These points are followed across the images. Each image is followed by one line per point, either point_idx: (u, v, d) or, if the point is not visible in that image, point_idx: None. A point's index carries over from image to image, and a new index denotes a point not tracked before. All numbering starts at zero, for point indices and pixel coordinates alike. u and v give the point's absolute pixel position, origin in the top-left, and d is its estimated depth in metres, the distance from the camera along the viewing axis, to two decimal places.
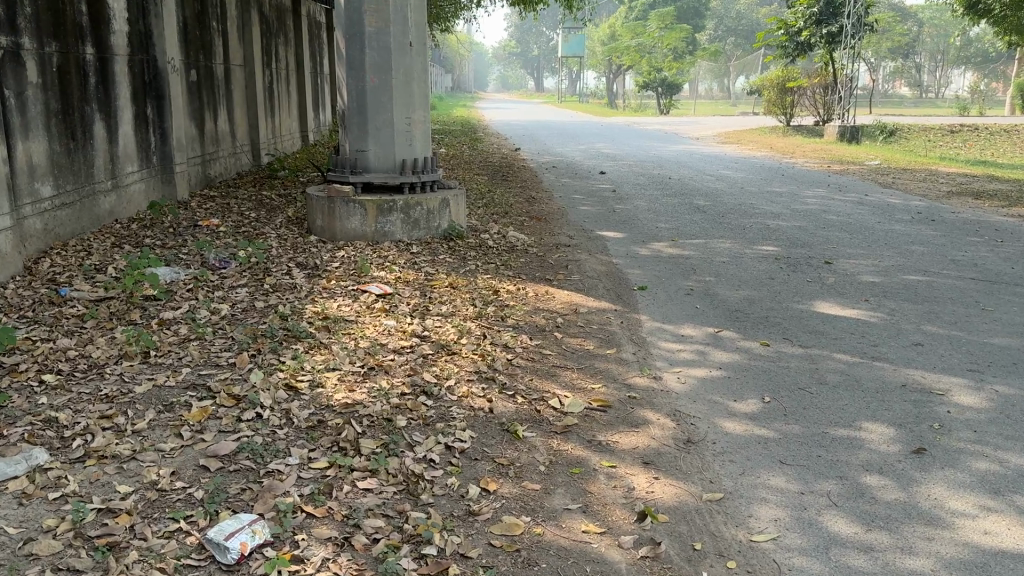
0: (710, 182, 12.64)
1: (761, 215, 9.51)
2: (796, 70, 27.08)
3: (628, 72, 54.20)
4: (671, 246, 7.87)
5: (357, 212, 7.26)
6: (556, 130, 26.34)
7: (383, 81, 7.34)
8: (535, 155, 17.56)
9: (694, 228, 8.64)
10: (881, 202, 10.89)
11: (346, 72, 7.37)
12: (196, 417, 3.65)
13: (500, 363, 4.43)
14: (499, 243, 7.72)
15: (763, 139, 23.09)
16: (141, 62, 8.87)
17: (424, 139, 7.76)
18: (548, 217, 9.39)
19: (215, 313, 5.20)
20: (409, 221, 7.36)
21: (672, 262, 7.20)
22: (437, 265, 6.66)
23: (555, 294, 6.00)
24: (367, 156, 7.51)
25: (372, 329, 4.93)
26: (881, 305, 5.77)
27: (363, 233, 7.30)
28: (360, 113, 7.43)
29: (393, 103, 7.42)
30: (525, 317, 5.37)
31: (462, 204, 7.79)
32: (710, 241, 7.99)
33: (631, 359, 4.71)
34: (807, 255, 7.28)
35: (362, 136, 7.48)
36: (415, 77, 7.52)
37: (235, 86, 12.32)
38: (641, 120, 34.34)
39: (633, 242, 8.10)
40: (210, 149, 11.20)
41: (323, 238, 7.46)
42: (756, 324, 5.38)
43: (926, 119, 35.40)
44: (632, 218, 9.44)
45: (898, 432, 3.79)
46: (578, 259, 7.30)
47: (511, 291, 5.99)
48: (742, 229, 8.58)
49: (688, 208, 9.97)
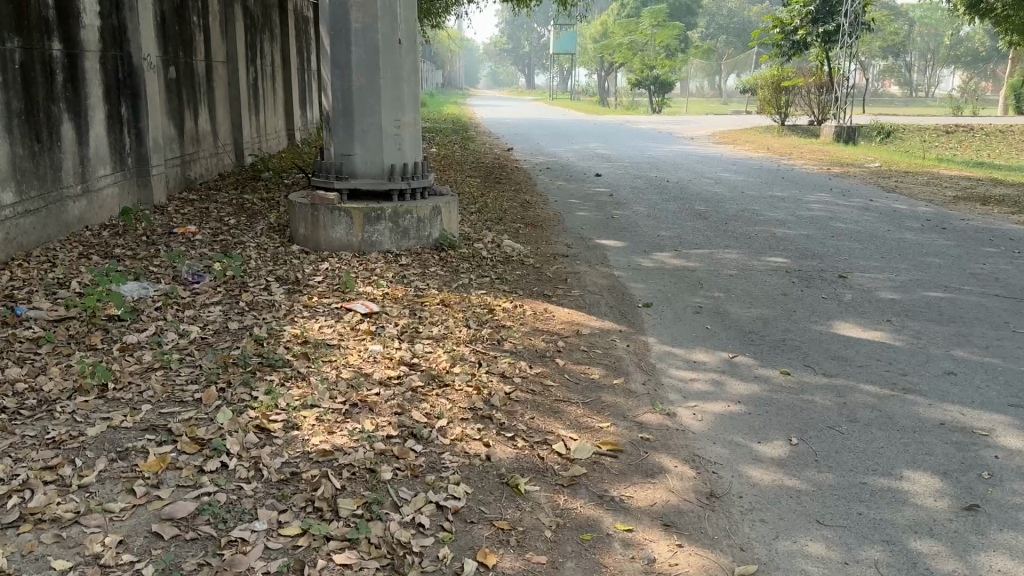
0: (710, 185, 12.25)
1: (766, 222, 9.10)
2: (791, 69, 26.72)
3: (620, 69, 53.75)
4: (674, 257, 7.46)
5: (343, 220, 6.81)
6: (548, 129, 25.91)
7: (371, 81, 6.90)
8: (528, 155, 17.13)
9: (697, 237, 8.23)
10: (888, 208, 10.50)
11: (331, 71, 6.93)
12: (153, 468, 3.22)
13: (497, 397, 4.01)
14: (494, 254, 7.28)
15: (759, 139, 22.72)
16: (114, 59, 8.41)
17: (415, 142, 7.32)
18: (544, 224, 8.96)
19: (184, 337, 4.77)
20: (398, 230, 6.92)
21: (677, 275, 6.79)
22: (427, 279, 6.23)
23: (554, 312, 5.58)
24: (354, 160, 7.07)
25: (356, 355, 4.49)
26: (906, 326, 5.36)
27: (350, 242, 6.84)
28: (346, 114, 6.99)
29: (382, 104, 6.98)
30: (522, 340, 4.95)
31: (455, 211, 7.35)
32: (715, 251, 7.58)
33: (640, 390, 4.29)
34: (819, 268, 6.88)
35: (348, 139, 7.04)
36: (405, 77, 7.08)
37: (217, 84, 11.85)
38: (635, 119, 33.94)
39: (634, 252, 7.68)
40: (190, 150, 10.73)
41: (306, 247, 7.01)
42: (773, 347, 4.97)
43: (921, 119, 35.09)
44: (632, 225, 9.02)
45: (944, 482, 3.39)
46: (577, 271, 6.88)
47: (508, 309, 5.57)
48: (748, 238, 8.18)
49: (689, 215, 9.56)
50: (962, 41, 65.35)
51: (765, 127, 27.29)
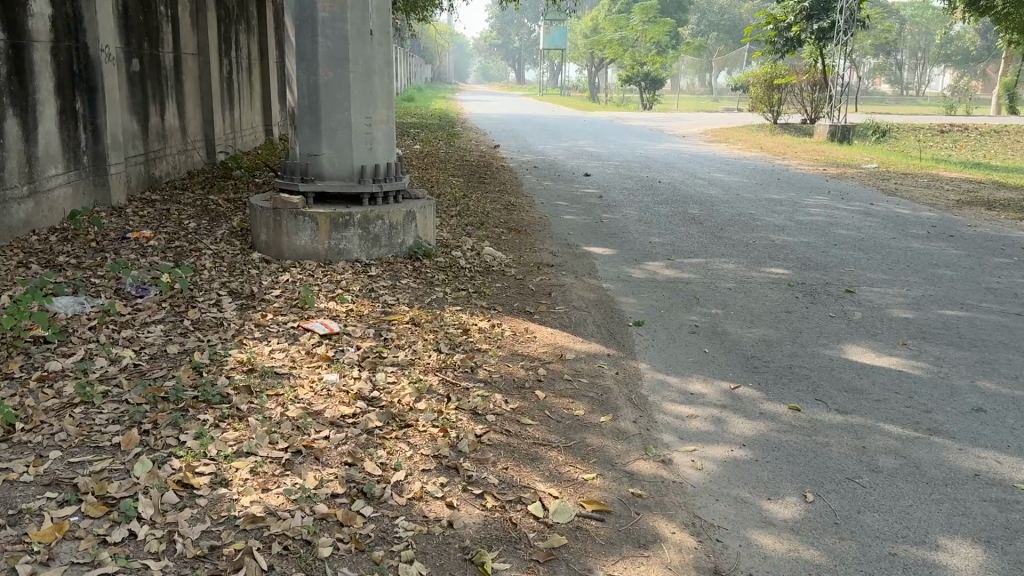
0: (703, 187, 11.74)
1: (763, 229, 8.58)
2: (784, 66, 26.22)
3: (610, 65, 53.17)
4: (666, 267, 6.95)
5: (308, 226, 6.27)
6: (536, 125, 25.36)
7: (339, 75, 6.35)
8: (515, 152, 16.59)
9: (691, 245, 7.71)
10: (890, 213, 10.00)
11: (297, 64, 6.38)
12: (46, 539, 2.68)
13: (465, 441, 3.48)
14: (473, 263, 6.74)
15: (751, 138, 22.22)
16: (69, 49, 7.83)
17: (388, 142, 6.78)
18: (528, 229, 8.43)
19: (115, 364, 4.22)
20: (368, 237, 6.38)
21: (670, 288, 6.28)
22: (397, 293, 5.69)
23: (536, 332, 5.05)
24: (321, 161, 6.52)
25: (308, 387, 3.96)
26: (923, 350, 4.85)
27: (315, 250, 6.31)
28: (313, 111, 6.45)
29: (351, 101, 6.43)
30: (499, 367, 4.42)
31: (431, 218, 6.81)
32: (711, 261, 7.05)
33: (631, 430, 3.76)
34: (823, 281, 6.37)
35: (315, 138, 6.49)
36: (378, 70, 6.53)
37: (186, 77, 11.27)
38: (624, 114, 33.43)
39: (624, 261, 7.15)
40: (156, 147, 10.18)
41: (268, 255, 6.46)
42: (779, 376, 4.46)
43: (914, 118, 34.72)
44: (621, 231, 8.49)
45: (987, 554, 2.87)
46: (563, 283, 6.35)
47: (484, 329, 5.04)
48: (746, 246, 7.66)
49: (682, 219, 9.03)
50: (953, 40, 65.10)
51: (757, 125, 26.82)
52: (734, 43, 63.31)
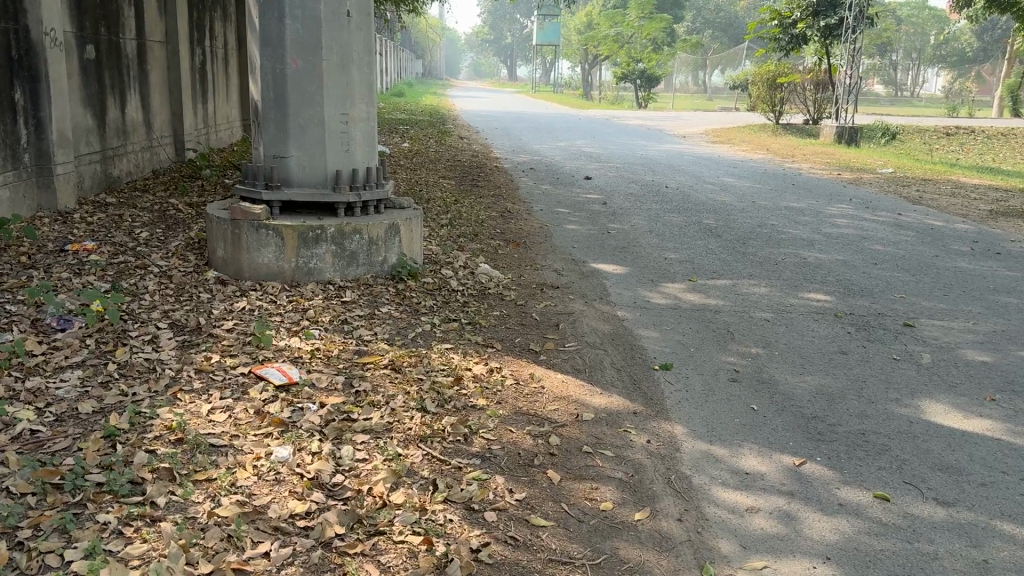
0: (714, 192, 10.86)
1: (790, 243, 7.69)
2: (788, 64, 25.39)
3: (605, 62, 52.29)
4: (688, 290, 6.05)
5: (272, 241, 5.34)
6: (531, 123, 24.43)
7: (310, 64, 5.42)
8: (510, 152, 15.67)
9: (712, 262, 6.81)
10: (923, 225, 9.14)
11: (260, 50, 5.45)
12: None
13: (456, 558, 2.56)
14: (466, 285, 5.82)
15: (756, 139, 21.39)
16: (6, 32, 6.86)
17: (368, 143, 5.85)
18: (528, 241, 7.51)
19: (6, 431, 3.30)
20: (343, 254, 5.45)
21: (697, 317, 5.38)
22: (376, 324, 4.77)
23: (544, 379, 4.13)
24: (289, 164, 5.59)
25: (250, 468, 3.05)
26: (1020, 409, 3.95)
27: (280, 270, 5.38)
28: (279, 106, 5.51)
29: (324, 94, 5.50)
30: (499, 431, 3.50)
31: (419, 231, 5.88)
32: (739, 284, 6.16)
33: (676, 533, 2.85)
34: (874, 311, 5.49)
35: (282, 137, 5.56)
36: (355, 58, 5.60)
37: (153, 67, 10.33)
38: (621, 113, 32.52)
39: (640, 282, 6.24)
40: (115, 143, 9.24)
41: (226, 274, 5.54)
42: (853, 448, 3.56)
43: (916, 119, 34.00)
44: (632, 244, 7.60)
45: None
46: (571, 309, 5.45)
47: (479, 374, 4.13)
48: (775, 264, 6.78)
49: (698, 231, 8.14)
50: (950, 41, 64.50)
51: (759, 125, 25.97)
52: (731, 41, 62.49)
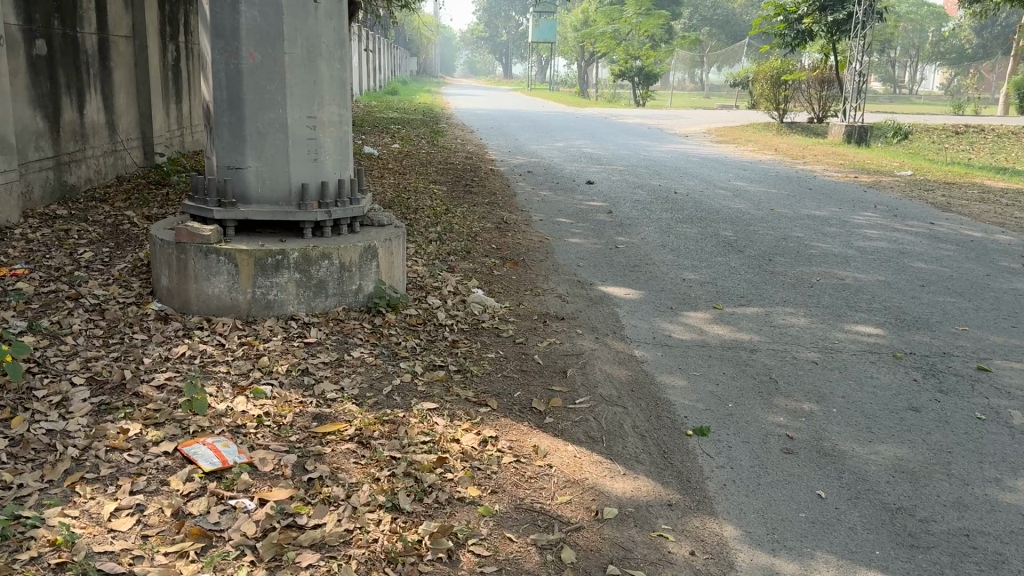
0: (728, 198, 10.00)
1: (822, 260, 6.84)
2: (793, 61, 24.50)
3: (602, 59, 51.32)
4: (715, 320, 5.20)
5: (223, 269, 4.48)
6: (528, 122, 23.56)
7: (269, 58, 4.56)
8: (507, 153, 14.80)
9: (738, 285, 5.96)
10: (961, 236, 8.29)
11: (210, 41, 4.59)
12: None
13: None
14: (456, 317, 4.96)
15: (762, 138, 20.52)
16: None
17: (340, 151, 4.99)
18: (528, 259, 6.66)
19: None
20: (308, 284, 4.59)
21: (730, 357, 4.53)
22: (344, 374, 3.92)
23: (549, 454, 3.28)
24: (246, 176, 4.73)
25: None
26: None
27: (232, 303, 4.53)
28: (233, 109, 4.65)
29: (286, 93, 4.64)
30: (495, 539, 2.66)
31: (400, 254, 5.02)
32: (773, 313, 5.31)
33: None
34: (938, 351, 4.65)
35: (237, 144, 4.69)
36: (325, 51, 4.74)
37: (118, 63, 9.45)
38: (619, 111, 31.63)
39: (658, 311, 5.39)
40: (71, 147, 8.37)
41: (170, 306, 4.68)
42: (960, 558, 2.71)
43: (921, 117, 33.09)
44: (644, 262, 6.74)
45: None
46: (581, 348, 4.60)
47: (469, 446, 3.27)
48: (809, 287, 5.93)
49: (716, 245, 7.28)
50: (948, 39, 63.70)
51: (762, 124, 25.12)
52: (728, 37, 61.56)
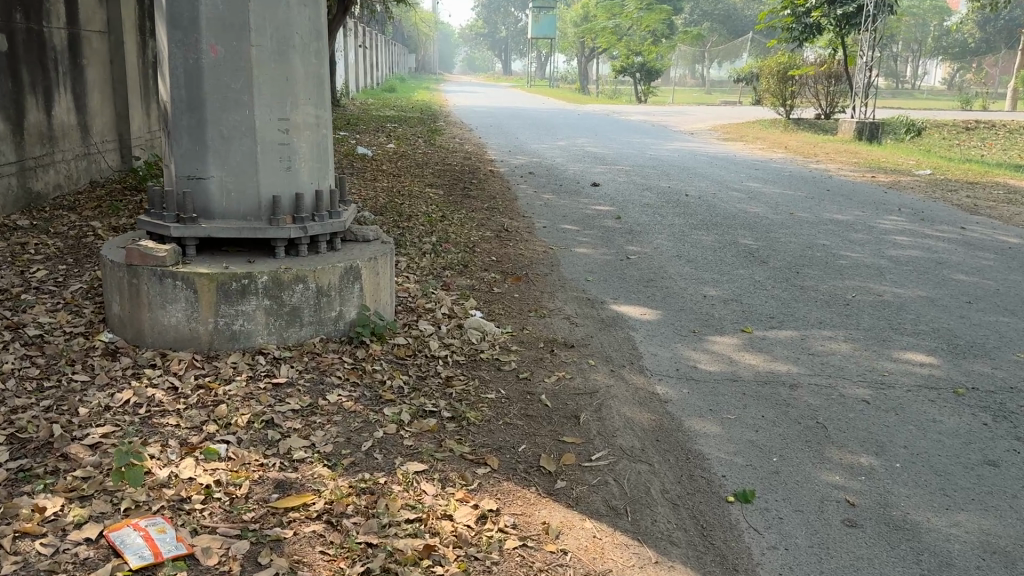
0: (744, 202, 9.38)
1: (854, 272, 6.23)
2: (800, 55, 23.82)
3: (603, 55, 50.66)
4: (744, 346, 4.60)
5: (179, 298, 3.89)
6: (529, 120, 22.93)
7: (234, 53, 3.97)
8: (507, 154, 14.19)
9: (765, 304, 5.35)
10: (998, 242, 7.68)
11: (167, 32, 3.99)
12: None
13: None
14: (451, 346, 4.36)
15: (770, 136, 19.88)
16: None
17: (318, 157, 4.38)
18: (531, 274, 6.05)
19: None
20: (280, 311, 3.99)
21: (766, 395, 3.93)
22: (316, 423, 3.32)
23: (563, 533, 2.68)
24: (209, 187, 4.13)
25: None
26: None
27: (191, 336, 3.93)
28: (193, 110, 4.05)
29: (254, 91, 4.03)
30: None
31: (387, 275, 4.42)
32: (809, 338, 4.71)
33: None
34: (1005, 385, 4.04)
35: (198, 151, 4.10)
36: (300, 43, 4.14)
37: (91, 60, 8.85)
38: (621, 108, 30.98)
39: (679, 336, 4.78)
40: (37, 152, 7.78)
41: (121, 339, 4.10)
42: None
43: (931, 113, 32.30)
44: (659, 275, 6.14)
45: None
46: (595, 384, 3.99)
47: (464, 526, 2.67)
48: (845, 306, 5.33)
49: (737, 255, 6.67)
50: (951, 34, 62.97)
51: (769, 120, 24.42)
52: (730, 32, 60.75)
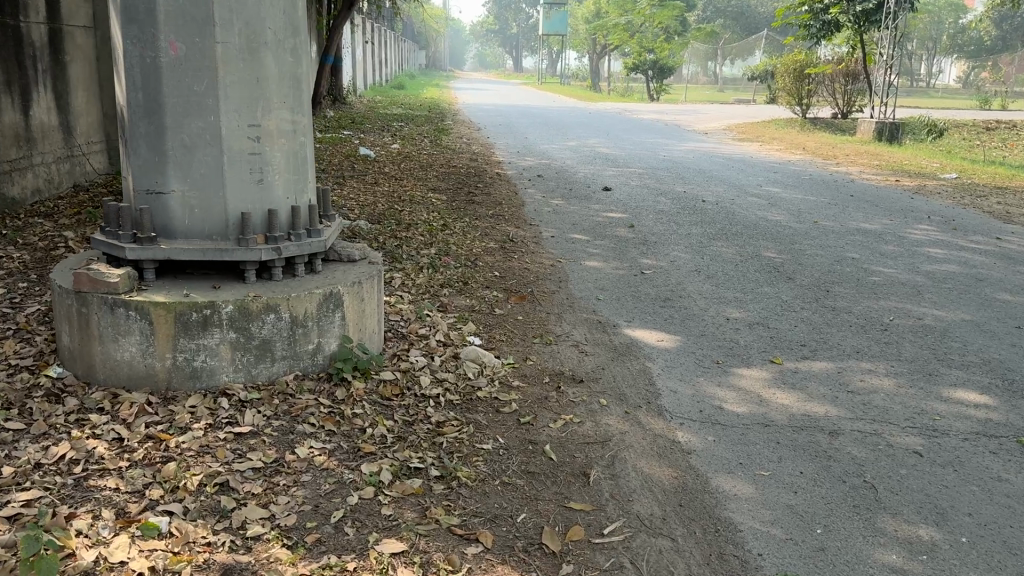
0: (765, 208, 8.86)
1: (890, 290, 5.72)
2: (817, 53, 23.19)
3: (614, 52, 50.07)
4: (774, 380, 4.11)
5: (131, 332, 3.40)
6: (539, 119, 22.41)
7: (197, 50, 3.48)
8: (515, 155, 13.70)
9: (795, 329, 4.84)
10: None
11: (122, 26, 3.51)
12: None
13: None
14: (443, 382, 3.88)
15: (787, 136, 19.31)
16: None
17: (295, 168, 3.89)
18: (536, 291, 5.56)
19: None
20: (247, 345, 3.50)
21: (803, 443, 3.43)
22: (280, 488, 2.84)
23: None
24: (169, 204, 3.65)
25: None
26: None
27: (145, 374, 3.45)
28: (151, 115, 3.57)
29: (220, 95, 3.54)
30: None
31: (372, 302, 3.93)
32: (846, 372, 4.21)
33: None
34: None
35: (157, 162, 3.61)
36: (274, 40, 3.65)
37: (75, 57, 8.39)
38: (633, 107, 30.43)
39: (701, 367, 4.28)
40: (13, 154, 7.33)
41: (71, 376, 3.63)
42: None
43: (950, 112, 31.55)
44: (676, 292, 5.65)
45: None
46: (607, 429, 3.50)
47: None
48: (883, 333, 4.81)
49: (760, 270, 6.16)
50: (967, 31, 62.06)
51: (784, 120, 23.84)
52: (743, 30, 59.97)
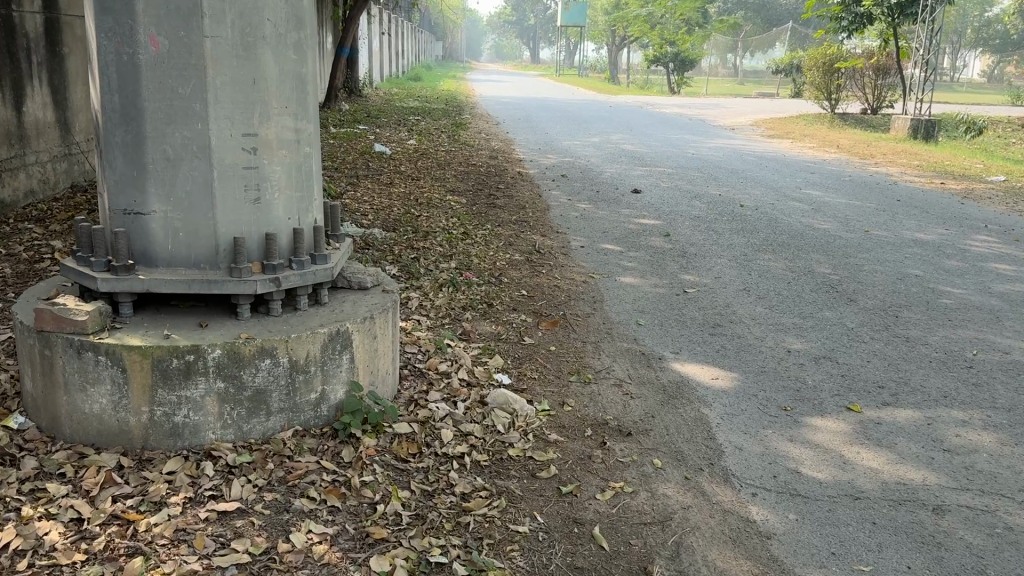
0: (809, 215, 8.22)
1: (966, 317, 5.09)
2: (847, 46, 22.39)
3: (634, 45, 49.25)
4: (853, 434, 3.51)
5: (99, 381, 2.85)
6: (559, 113, 21.77)
7: (182, 47, 2.91)
8: (536, 152, 13.09)
9: (867, 366, 4.24)
10: None
11: (95, 18, 2.95)
12: None
13: None
14: (469, 436, 3.31)
15: (818, 133, 18.58)
16: None
17: (298, 183, 3.32)
18: (568, 314, 4.98)
19: None
20: (235, 397, 2.93)
21: (904, 524, 2.84)
22: None
23: None
24: (150, 225, 3.09)
25: None
26: None
27: (116, 432, 2.90)
28: (128, 121, 3.01)
29: (208, 98, 2.97)
30: None
31: (385, 340, 3.36)
32: (937, 425, 3.60)
33: None
34: None
35: (136, 177, 3.05)
36: (274, 34, 3.07)
37: (73, 49, 7.84)
38: (654, 101, 29.69)
39: (766, 414, 3.69)
40: (4, 154, 6.80)
41: (33, 428, 3.08)
42: None
43: (979, 108, 30.54)
44: (727, 316, 5.05)
45: None
46: (666, 503, 2.92)
47: None
48: (969, 372, 4.20)
49: (817, 290, 5.55)
50: (994, 25, 60.76)
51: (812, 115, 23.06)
52: (765, 22, 58.92)
